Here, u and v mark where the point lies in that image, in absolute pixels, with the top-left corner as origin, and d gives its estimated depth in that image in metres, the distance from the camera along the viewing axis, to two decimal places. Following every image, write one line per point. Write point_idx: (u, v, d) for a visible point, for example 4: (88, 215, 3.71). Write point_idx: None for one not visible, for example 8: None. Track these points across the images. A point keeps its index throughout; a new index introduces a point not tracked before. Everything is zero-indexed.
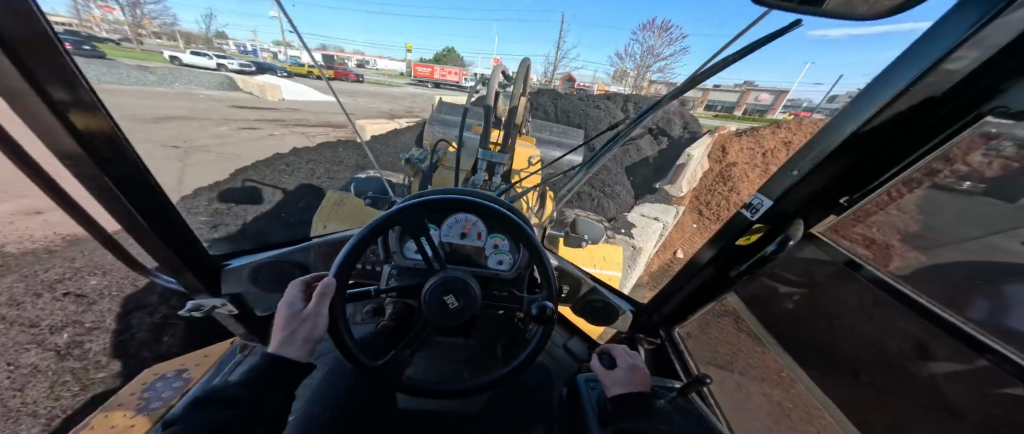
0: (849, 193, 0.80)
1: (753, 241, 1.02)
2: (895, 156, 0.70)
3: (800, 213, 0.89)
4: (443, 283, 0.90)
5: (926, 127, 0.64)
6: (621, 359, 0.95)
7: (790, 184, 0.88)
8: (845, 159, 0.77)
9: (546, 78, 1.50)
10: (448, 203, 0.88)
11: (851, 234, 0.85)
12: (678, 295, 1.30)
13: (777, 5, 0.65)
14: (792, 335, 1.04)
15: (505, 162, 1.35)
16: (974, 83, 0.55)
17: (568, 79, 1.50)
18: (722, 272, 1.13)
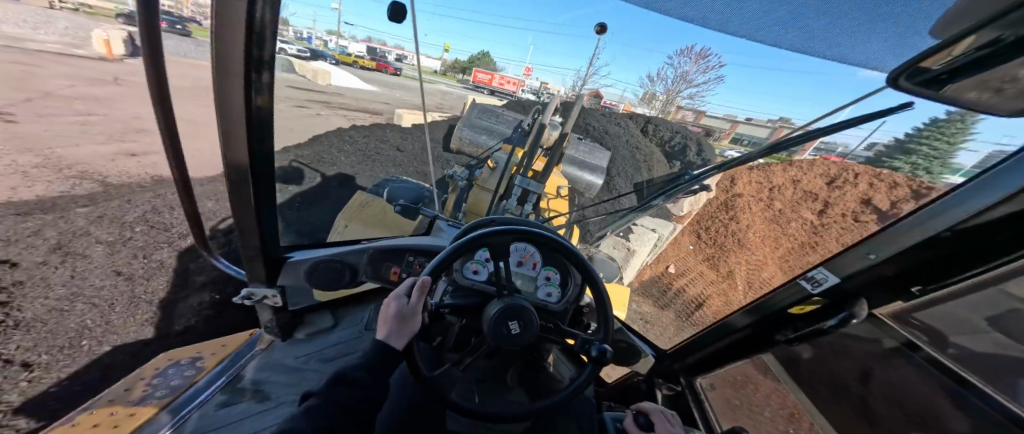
0: (922, 282, 0.73)
1: (808, 311, 0.94)
2: (982, 256, 0.65)
3: (861, 294, 0.82)
4: (505, 309, 0.85)
5: (1021, 233, 0.59)
6: (658, 422, 0.89)
7: (858, 265, 0.82)
8: (927, 250, 0.71)
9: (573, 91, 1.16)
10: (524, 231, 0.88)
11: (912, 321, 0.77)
12: (703, 350, 1.20)
13: (900, 88, 0.58)
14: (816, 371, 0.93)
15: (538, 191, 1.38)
16: None
17: (595, 95, 1.14)
18: (763, 334, 1.04)
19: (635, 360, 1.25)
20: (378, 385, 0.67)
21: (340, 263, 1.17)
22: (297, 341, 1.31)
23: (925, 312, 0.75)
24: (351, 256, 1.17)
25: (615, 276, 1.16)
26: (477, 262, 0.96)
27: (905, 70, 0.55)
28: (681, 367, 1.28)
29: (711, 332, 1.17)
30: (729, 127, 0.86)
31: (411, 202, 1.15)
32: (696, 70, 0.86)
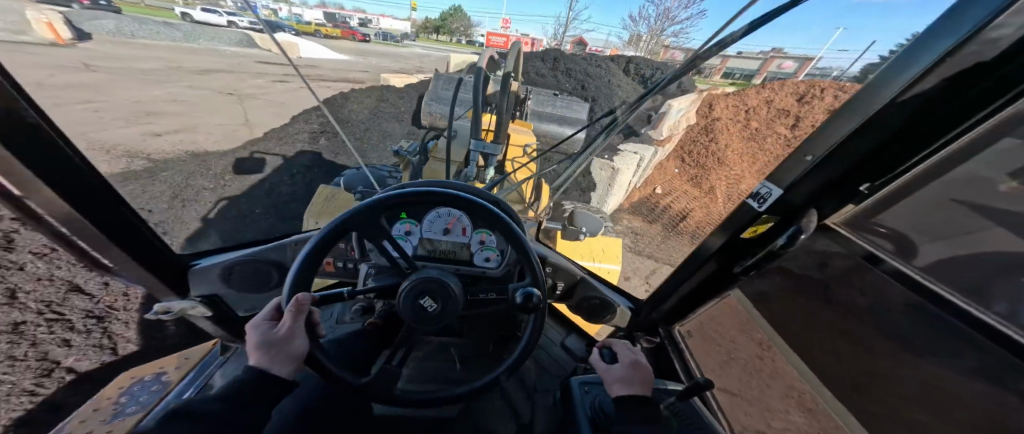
0: (871, 180, 0.62)
1: (760, 234, 0.78)
2: (913, 143, 0.54)
3: (811, 204, 0.69)
4: (418, 285, 0.73)
5: (946, 114, 0.49)
6: (623, 353, 0.77)
7: (798, 171, 0.68)
8: (856, 152, 0.59)
9: (554, 40, 1.12)
10: (413, 198, 0.71)
11: (869, 225, 0.70)
12: (679, 292, 1.02)
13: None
14: (813, 326, 0.83)
15: (498, 154, 1.22)
16: (1010, 60, 0.40)
17: (579, 43, 1.08)
18: (724, 270, 0.90)
19: (610, 315, 1.08)
20: (239, 422, 0.46)
21: (264, 264, 0.87)
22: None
23: (887, 213, 0.66)
24: (271, 253, 0.87)
25: (598, 229, 1.14)
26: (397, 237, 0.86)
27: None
28: (660, 319, 1.11)
29: (682, 274, 0.99)
30: (721, 63, 0.78)
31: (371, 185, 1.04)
32: (678, 7, 0.83)
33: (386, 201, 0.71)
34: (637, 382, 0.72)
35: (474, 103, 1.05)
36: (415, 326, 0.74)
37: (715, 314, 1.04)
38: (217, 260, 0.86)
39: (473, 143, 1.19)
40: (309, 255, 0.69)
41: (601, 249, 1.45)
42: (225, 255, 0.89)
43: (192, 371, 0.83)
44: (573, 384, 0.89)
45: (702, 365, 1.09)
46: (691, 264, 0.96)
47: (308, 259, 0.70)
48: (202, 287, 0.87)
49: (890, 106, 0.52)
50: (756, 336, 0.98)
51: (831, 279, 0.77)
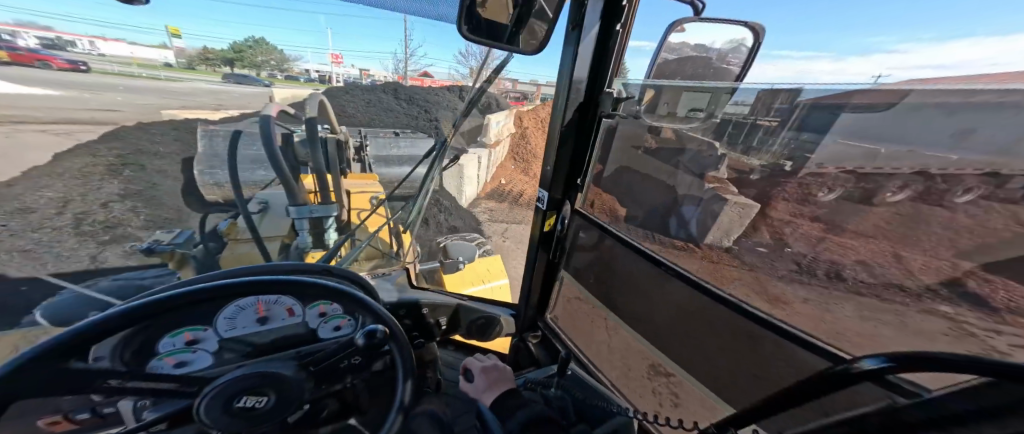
0: (580, 176, 1.19)
1: (552, 222, 1.29)
2: (586, 142, 1.12)
3: (565, 197, 1.24)
4: (227, 387, 0.64)
5: (587, 118, 1.08)
6: (477, 368, 0.89)
7: (551, 179, 1.19)
8: (569, 157, 1.14)
9: (396, 74, 1.12)
10: (213, 289, 0.60)
11: (602, 203, 1.20)
12: (532, 283, 1.44)
13: (478, 40, 0.84)
14: (608, 289, 1.23)
15: (329, 213, 1.09)
16: (590, 98, 1.03)
17: (426, 76, 1.14)
18: (546, 244, 1.36)
19: (497, 327, 1.33)
20: None
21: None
22: None
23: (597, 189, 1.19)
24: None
25: (472, 255, 1.23)
26: (175, 352, 0.62)
27: (466, 24, 0.80)
28: (535, 313, 1.48)
29: (535, 251, 1.41)
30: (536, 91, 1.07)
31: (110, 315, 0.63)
32: None
33: (139, 313, 0.53)
34: (496, 383, 0.86)
35: (280, 172, 0.93)
36: (246, 426, 0.68)
37: (563, 295, 1.42)
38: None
39: (292, 210, 1.00)
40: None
41: (485, 269, 1.47)
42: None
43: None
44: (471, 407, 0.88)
45: (576, 344, 1.36)
46: (533, 255, 1.41)
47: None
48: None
49: (562, 132, 1.10)
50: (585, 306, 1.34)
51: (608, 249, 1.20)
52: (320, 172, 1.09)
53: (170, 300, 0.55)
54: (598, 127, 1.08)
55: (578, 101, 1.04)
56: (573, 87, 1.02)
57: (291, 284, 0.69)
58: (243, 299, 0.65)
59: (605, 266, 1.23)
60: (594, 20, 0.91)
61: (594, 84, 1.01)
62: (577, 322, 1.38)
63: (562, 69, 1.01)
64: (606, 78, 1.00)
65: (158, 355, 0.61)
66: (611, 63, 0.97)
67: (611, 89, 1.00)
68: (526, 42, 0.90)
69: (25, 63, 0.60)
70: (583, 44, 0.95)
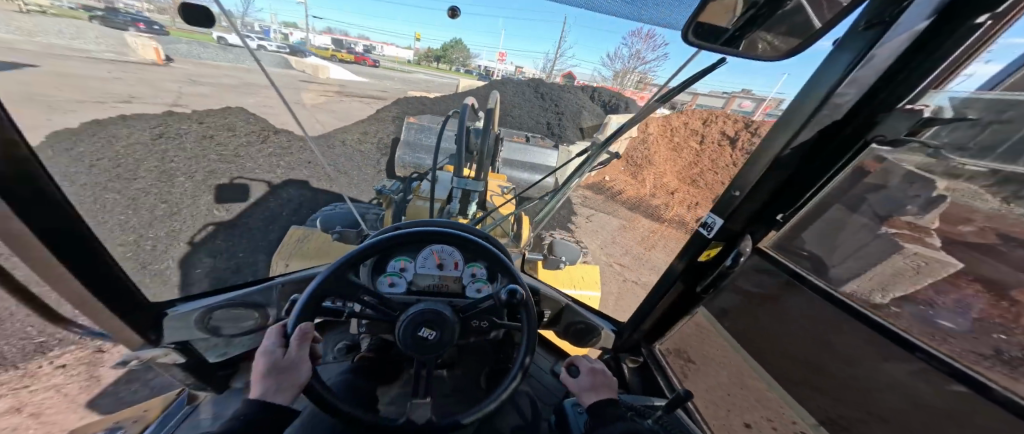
0: (784, 210, 0.78)
1: (713, 257, 0.91)
2: (818, 172, 0.70)
3: (747, 230, 0.84)
4: (415, 316, 0.80)
5: (835, 145, 0.65)
6: (582, 364, 0.88)
7: (733, 206, 0.83)
8: (772, 185, 0.76)
9: (545, 73, 1.23)
10: (409, 236, 0.81)
11: (797, 248, 0.81)
12: (653, 310, 1.12)
13: (700, 45, 0.69)
14: (753, 336, 0.91)
15: (479, 189, 1.30)
16: (853, 117, 0.60)
17: (569, 77, 1.21)
18: (690, 289, 1.01)
19: (596, 338, 1.16)
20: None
21: (246, 307, 0.88)
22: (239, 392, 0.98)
23: (793, 231, 0.80)
24: (256, 296, 0.88)
25: (576, 257, 1.23)
26: (393, 273, 0.89)
27: (691, 28, 0.66)
28: (641, 337, 1.19)
29: (658, 288, 1.10)
30: (690, 99, 0.89)
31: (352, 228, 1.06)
32: (646, 49, 0.95)
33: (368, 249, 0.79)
34: (599, 387, 0.84)
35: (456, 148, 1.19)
36: (414, 353, 0.81)
37: (686, 331, 1.10)
38: (201, 303, 0.84)
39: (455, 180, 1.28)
40: (304, 306, 0.74)
41: (580, 275, 1.44)
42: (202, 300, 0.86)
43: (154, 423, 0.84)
44: (566, 407, 0.95)
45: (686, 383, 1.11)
46: (659, 288, 1.10)
47: (307, 306, 0.75)
48: (175, 335, 0.82)
49: (784, 156, 0.72)
50: (721, 349, 1.01)
51: (774, 298, 0.86)
52: (483, 153, 1.31)
53: (419, 233, 0.81)
54: (859, 154, 0.63)
55: (828, 121, 0.63)
56: (835, 92, 0.60)
57: (468, 245, 0.86)
58: (434, 243, 0.86)
59: (771, 307, 0.86)
60: (918, 16, 0.48)
61: (876, 103, 0.57)
62: (694, 362, 1.11)
63: (813, 79, 0.64)
64: (913, 87, 0.53)
65: (384, 274, 0.88)
66: (925, 81, 0.51)
67: (911, 104, 0.54)
68: (751, 46, 0.68)
69: (359, 62, 1.19)
70: (876, 47, 0.54)
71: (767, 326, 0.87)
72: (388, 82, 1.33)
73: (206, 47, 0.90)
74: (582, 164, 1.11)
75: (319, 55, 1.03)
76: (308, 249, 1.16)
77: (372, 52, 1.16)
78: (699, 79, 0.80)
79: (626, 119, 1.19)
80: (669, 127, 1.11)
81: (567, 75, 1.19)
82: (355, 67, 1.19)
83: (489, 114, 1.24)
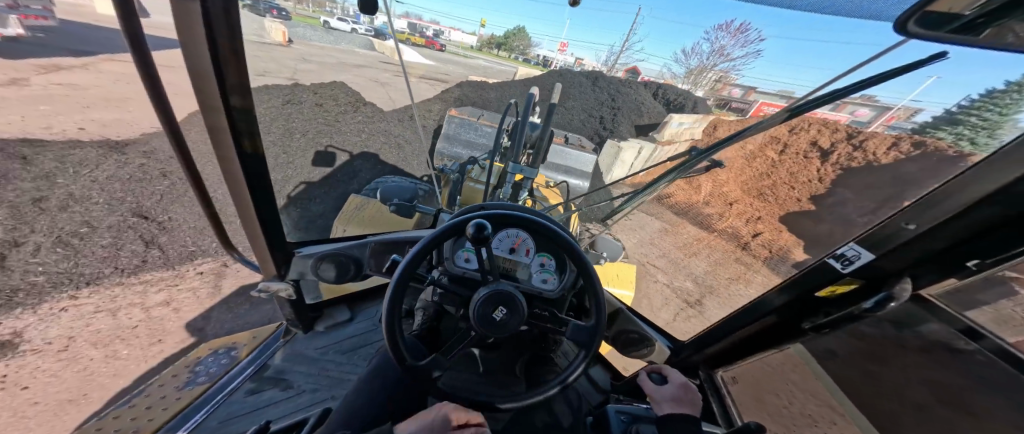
0: (979, 257, 0.68)
1: (840, 293, 0.91)
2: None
3: (907, 272, 0.78)
4: (483, 298, 0.86)
5: None
6: (672, 377, 0.91)
7: (899, 242, 0.77)
8: (956, 232, 0.69)
9: (606, 66, 1.18)
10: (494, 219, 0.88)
11: (970, 304, 0.72)
12: (738, 332, 1.16)
13: (917, 34, 0.55)
14: (873, 384, 0.89)
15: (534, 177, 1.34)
16: None
17: (633, 71, 1.15)
18: (789, 323, 1.04)
19: (646, 349, 1.18)
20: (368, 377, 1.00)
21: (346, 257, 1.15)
22: (319, 334, 1.40)
23: (989, 288, 0.69)
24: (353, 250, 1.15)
25: (618, 255, 1.21)
26: (468, 249, 0.97)
27: (913, 14, 0.53)
28: (703, 361, 1.28)
29: (747, 313, 1.12)
30: (783, 103, 0.77)
31: (406, 200, 1.15)
32: (733, 45, 0.85)
33: (454, 227, 0.86)
34: (685, 398, 0.88)
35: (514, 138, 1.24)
36: (486, 332, 0.88)
37: (771, 360, 1.14)
38: (316, 250, 1.18)
39: (512, 165, 1.33)
40: (404, 273, 0.85)
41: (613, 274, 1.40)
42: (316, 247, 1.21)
43: (253, 351, 1.31)
44: (607, 412, 1.00)
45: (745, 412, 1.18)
46: (744, 315, 1.13)
47: (404, 273, 0.86)
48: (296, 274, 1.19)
49: (1013, 191, 0.60)
50: (812, 386, 1.02)
51: (895, 345, 0.84)
52: (538, 143, 1.32)
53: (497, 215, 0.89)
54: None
55: None
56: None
57: (544, 232, 0.91)
58: (511, 228, 0.93)
59: (880, 354, 0.87)
60: None
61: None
62: (758, 392, 1.18)
63: None
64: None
65: (462, 249, 0.97)
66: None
67: None
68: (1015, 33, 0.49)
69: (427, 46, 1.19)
70: None
71: (886, 376, 0.86)
72: (451, 66, 1.41)
73: (314, 29, 0.98)
74: (672, 169, 1.04)
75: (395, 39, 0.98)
76: (364, 219, 1.34)
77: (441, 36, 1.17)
78: (880, 82, 0.62)
79: (690, 120, 1.06)
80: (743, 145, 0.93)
81: (628, 68, 1.14)
82: (425, 51, 1.19)
83: (549, 105, 1.22)
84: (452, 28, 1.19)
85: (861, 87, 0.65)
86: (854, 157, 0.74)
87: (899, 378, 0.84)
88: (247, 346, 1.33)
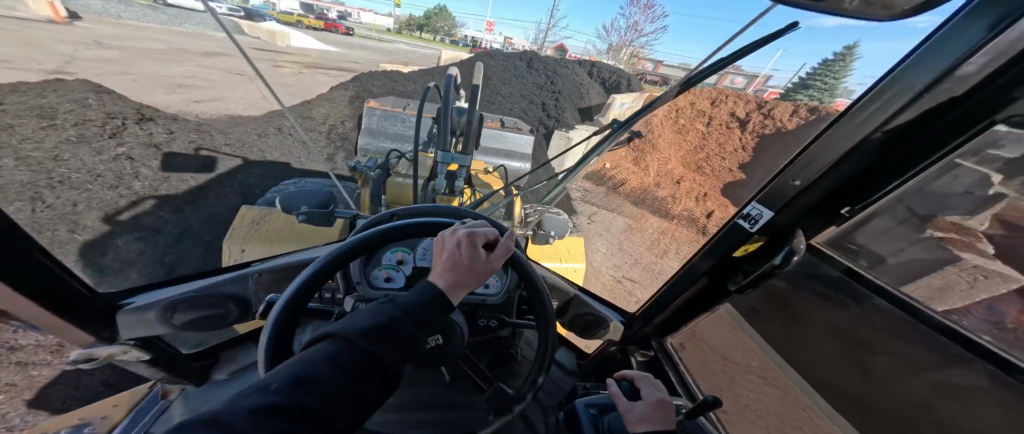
0: (851, 204, 0.70)
1: (749, 253, 0.88)
2: (891, 171, 0.61)
3: (798, 224, 0.78)
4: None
5: (928, 137, 0.54)
6: (647, 390, 0.85)
7: (787, 198, 0.76)
8: (836, 179, 0.68)
9: (535, 46, 1.17)
10: (413, 228, 0.74)
11: (849, 245, 0.78)
12: (674, 299, 1.10)
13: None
14: (809, 351, 0.93)
15: (468, 164, 1.29)
16: (967, 100, 0.46)
17: (561, 50, 1.13)
18: (716, 285, 0.99)
19: (602, 329, 1.19)
20: None
21: (217, 297, 0.84)
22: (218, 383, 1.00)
23: (857, 225, 0.73)
24: (227, 286, 0.85)
25: (565, 232, 1.26)
26: (388, 267, 0.88)
27: None
28: (650, 331, 1.21)
29: (678, 282, 1.07)
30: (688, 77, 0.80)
31: (319, 206, 1.01)
32: (644, 20, 0.90)
33: (364, 242, 0.70)
34: (660, 419, 0.79)
35: (442, 121, 1.17)
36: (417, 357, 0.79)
37: (748, 358, 1.10)
38: (159, 297, 0.78)
39: (442, 155, 1.26)
40: (285, 309, 0.65)
41: (566, 249, 1.50)
42: (165, 292, 0.80)
43: (120, 425, 0.81)
44: (577, 405, 0.92)
45: (695, 379, 1.17)
46: (672, 287, 1.09)
47: (286, 309, 0.65)
48: (131, 332, 0.76)
49: (870, 139, 0.60)
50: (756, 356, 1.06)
51: (806, 300, 0.90)
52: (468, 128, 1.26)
53: (416, 223, 0.75)
54: (983, 133, 0.48)
55: (941, 102, 0.49)
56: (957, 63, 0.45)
57: None
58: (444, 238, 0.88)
59: (800, 314, 0.92)
60: None
61: (1007, 79, 0.42)
62: (711, 360, 1.19)
63: (939, 42, 0.47)
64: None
65: (380, 266, 0.88)
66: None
67: None
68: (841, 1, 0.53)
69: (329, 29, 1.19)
70: (1016, 22, 0.38)
71: (820, 339, 0.89)
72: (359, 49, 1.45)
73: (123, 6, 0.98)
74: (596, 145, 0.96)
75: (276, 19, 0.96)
76: (268, 233, 1.16)
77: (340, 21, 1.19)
78: (755, 50, 0.65)
79: (631, 99, 1.17)
80: (675, 107, 1.05)
81: (555, 46, 1.13)
82: (327, 36, 1.19)
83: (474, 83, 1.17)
84: (361, 9, 1.16)
85: (738, 57, 0.67)
86: (766, 123, 0.91)
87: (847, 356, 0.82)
88: (109, 420, 0.82)
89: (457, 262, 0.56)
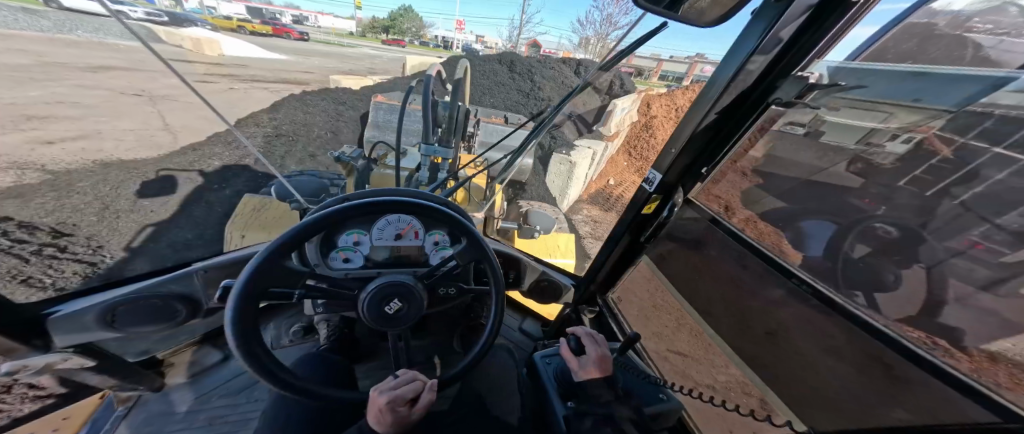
0: (707, 164, 0.90)
1: (653, 208, 1.03)
2: (726, 137, 0.84)
3: (679, 182, 0.96)
4: (377, 292, 0.76)
5: (743, 113, 0.79)
6: (587, 342, 0.78)
7: (670, 160, 0.94)
8: (700, 141, 0.87)
9: (511, 43, 1.16)
10: (365, 209, 0.69)
11: (716, 193, 0.95)
12: (605, 261, 1.21)
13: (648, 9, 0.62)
14: (708, 288, 0.98)
15: (450, 156, 1.24)
16: (757, 87, 0.74)
17: (534, 46, 1.10)
18: (635, 241, 1.12)
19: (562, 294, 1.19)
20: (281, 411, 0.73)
21: (163, 298, 0.76)
22: (178, 387, 0.98)
23: (717, 184, 0.93)
24: (170, 286, 0.76)
25: (551, 226, 1.22)
26: (345, 248, 0.77)
27: None
28: (596, 289, 1.28)
29: (610, 243, 1.18)
30: (655, 65, 0.88)
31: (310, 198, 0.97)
32: (617, 13, 0.88)
33: (302, 232, 0.67)
34: (599, 370, 0.75)
35: (423, 112, 1.10)
36: (380, 326, 0.80)
37: (658, 297, 1.15)
38: (95, 300, 0.69)
39: (424, 148, 1.19)
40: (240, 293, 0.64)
41: (556, 245, 1.47)
42: (96, 297, 0.71)
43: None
44: (535, 360, 0.90)
45: (631, 324, 1.21)
46: (609, 243, 1.19)
47: (243, 296, 0.65)
48: (72, 339, 0.68)
49: (710, 118, 0.83)
50: (665, 296, 1.12)
51: (710, 242, 0.96)
52: (453, 117, 1.21)
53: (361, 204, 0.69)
54: (763, 113, 0.76)
55: (741, 87, 0.76)
56: (748, 59, 0.72)
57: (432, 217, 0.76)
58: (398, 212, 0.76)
59: (699, 255, 1.00)
60: None
61: (779, 68, 0.71)
62: (640, 307, 1.22)
63: (736, 51, 0.75)
64: (801, 59, 0.68)
65: (337, 248, 0.77)
66: (820, 45, 0.66)
67: (803, 72, 0.69)
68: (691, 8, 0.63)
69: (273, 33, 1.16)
70: (777, 30, 0.67)
71: (716, 272, 0.95)
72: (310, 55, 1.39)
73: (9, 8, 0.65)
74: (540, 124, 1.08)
75: (214, 26, 0.92)
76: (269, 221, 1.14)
77: (293, 26, 1.16)
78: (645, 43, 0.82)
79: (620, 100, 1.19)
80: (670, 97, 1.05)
81: (528, 43, 1.12)
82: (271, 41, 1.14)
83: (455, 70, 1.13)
84: (320, 14, 1.13)
85: (639, 46, 0.83)
86: None
87: (732, 293, 0.90)
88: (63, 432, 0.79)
89: (380, 417, 0.56)
